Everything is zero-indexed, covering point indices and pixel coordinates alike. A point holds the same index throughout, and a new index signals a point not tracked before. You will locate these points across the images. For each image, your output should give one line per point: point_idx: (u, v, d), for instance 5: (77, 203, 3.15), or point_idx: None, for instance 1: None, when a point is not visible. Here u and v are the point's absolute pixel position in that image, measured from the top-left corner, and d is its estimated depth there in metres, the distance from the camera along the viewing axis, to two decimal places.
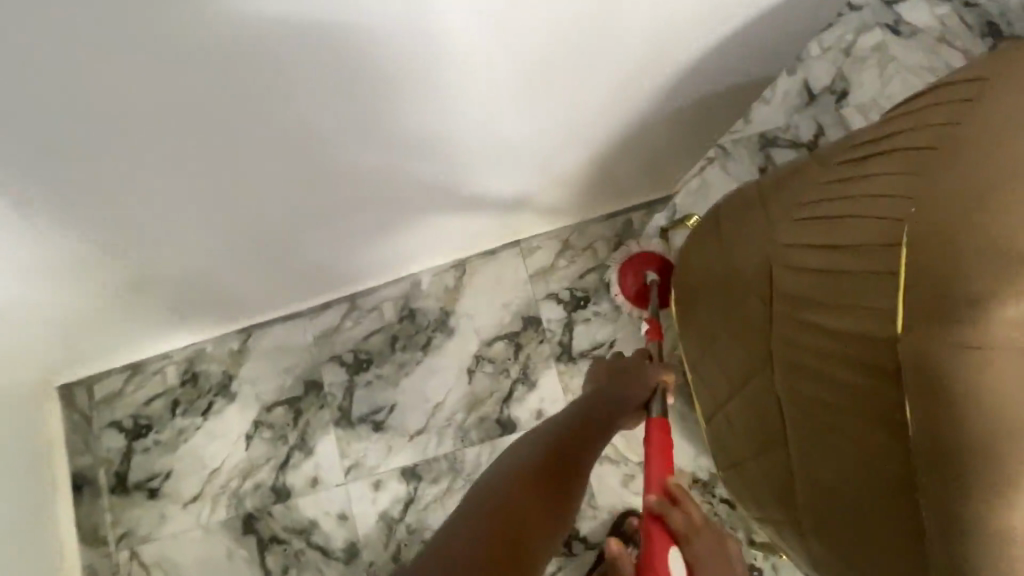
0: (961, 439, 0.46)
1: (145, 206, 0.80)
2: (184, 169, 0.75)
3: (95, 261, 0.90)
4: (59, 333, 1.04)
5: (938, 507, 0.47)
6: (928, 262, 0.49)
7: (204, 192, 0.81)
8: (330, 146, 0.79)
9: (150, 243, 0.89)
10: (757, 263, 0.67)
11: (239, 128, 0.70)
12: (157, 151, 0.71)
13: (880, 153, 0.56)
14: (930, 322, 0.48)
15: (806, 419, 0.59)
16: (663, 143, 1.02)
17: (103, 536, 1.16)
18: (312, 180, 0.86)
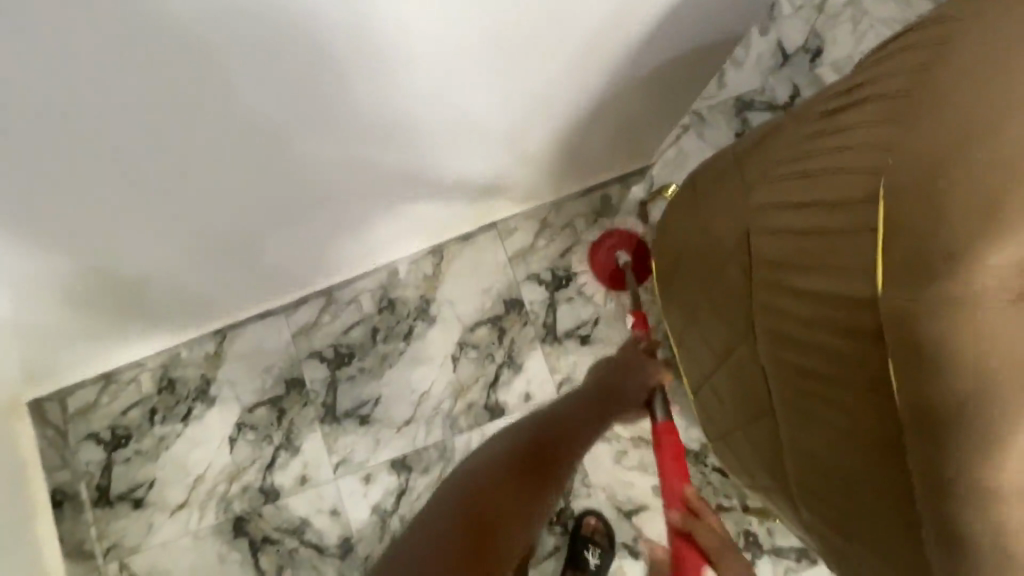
0: (950, 400, 0.43)
1: (100, 211, 0.76)
2: (131, 171, 0.71)
3: (48, 272, 0.85)
4: (23, 348, 1.00)
5: (929, 472, 0.44)
6: (911, 213, 0.45)
7: (161, 195, 0.77)
8: (290, 141, 0.75)
9: (105, 249, 0.85)
10: (737, 230, 0.66)
11: (190, 129, 0.66)
12: (105, 155, 0.67)
13: (856, 103, 0.54)
14: (912, 273, 0.44)
15: (792, 387, 0.57)
16: (636, 111, 0.99)
17: (90, 550, 1.13)
18: (274, 177, 0.82)
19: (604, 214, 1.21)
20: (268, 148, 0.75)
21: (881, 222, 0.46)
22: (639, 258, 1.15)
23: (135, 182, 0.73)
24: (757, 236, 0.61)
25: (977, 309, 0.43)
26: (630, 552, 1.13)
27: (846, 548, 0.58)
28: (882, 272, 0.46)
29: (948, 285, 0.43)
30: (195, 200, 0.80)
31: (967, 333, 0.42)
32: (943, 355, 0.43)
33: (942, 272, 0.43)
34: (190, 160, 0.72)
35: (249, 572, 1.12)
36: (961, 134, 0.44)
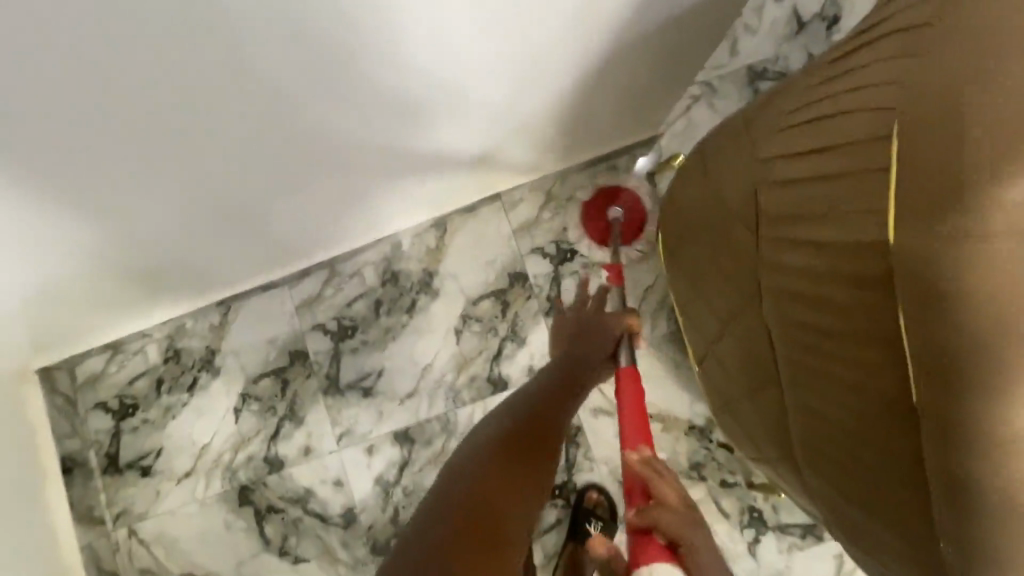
0: (961, 354, 0.38)
1: (106, 181, 0.76)
2: (136, 139, 0.70)
3: (56, 242, 0.85)
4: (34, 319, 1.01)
5: (938, 433, 0.40)
6: (926, 149, 0.39)
7: (160, 165, 0.76)
8: (291, 108, 0.74)
9: (111, 219, 0.84)
10: (745, 188, 0.63)
11: (196, 99, 0.66)
12: (111, 124, 0.66)
13: (868, 43, 0.50)
14: (921, 211, 0.39)
15: (801, 346, 0.55)
16: (645, 78, 0.96)
17: (99, 516, 1.15)
18: (277, 145, 0.80)
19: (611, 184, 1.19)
20: (270, 117, 0.74)
21: (895, 163, 0.41)
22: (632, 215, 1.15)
23: (139, 150, 0.72)
24: (764, 191, 0.58)
25: (1008, 246, 0.37)
26: None
27: (851, 512, 0.56)
28: (895, 216, 0.41)
29: (969, 223, 0.37)
30: (196, 170, 0.80)
31: (998, 278, 0.37)
32: (959, 306, 0.38)
33: (964, 209, 0.37)
34: (192, 130, 0.71)
35: (254, 539, 1.14)
36: (994, 52, 0.38)
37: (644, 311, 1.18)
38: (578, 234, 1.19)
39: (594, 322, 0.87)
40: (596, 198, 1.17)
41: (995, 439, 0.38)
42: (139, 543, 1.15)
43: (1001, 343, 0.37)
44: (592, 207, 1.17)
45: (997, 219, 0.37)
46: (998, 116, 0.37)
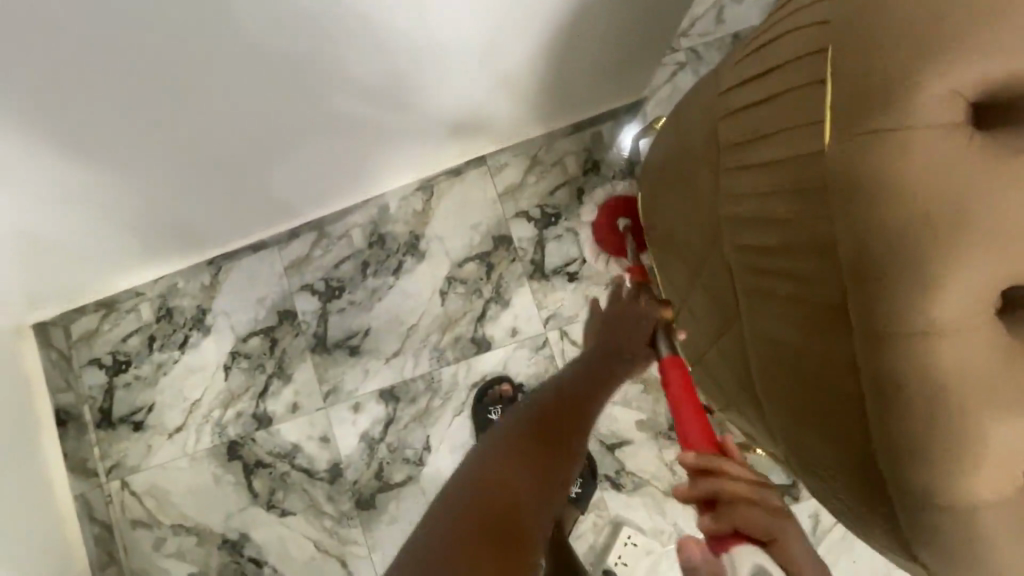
0: (887, 251, 0.39)
1: (99, 136, 0.78)
2: (131, 95, 0.72)
3: (51, 195, 0.88)
4: (33, 274, 1.03)
5: (867, 331, 0.41)
6: (852, 51, 0.40)
7: (148, 124, 0.78)
8: (280, 68, 0.76)
9: (102, 175, 0.86)
10: (708, 127, 0.64)
11: (187, 61, 0.69)
12: (103, 79, 0.68)
13: None
14: (852, 115, 0.40)
15: (754, 272, 0.55)
16: (629, 41, 0.98)
17: (92, 468, 1.18)
18: (264, 104, 0.82)
19: (595, 151, 1.21)
20: (260, 81, 0.77)
21: (826, 72, 0.42)
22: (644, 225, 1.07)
23: (130, 105, 0.74)
24: (723, 123, 0.58)
25: (925, 137, 0.38)
26: (611, 484, 1.15)
27: (801, 437, 0.56)
28: (828, 119, 0.41)
29: (895, 117, 0.38)
30: (185, 131, 0.82)
31: (917, 172, 0.38)
32: (885, 203, 0.39)
33: (888, 103, 0.39)
34: (183, 92, 0.74)
35: (242, 492, 1.17)
36: None
37: None
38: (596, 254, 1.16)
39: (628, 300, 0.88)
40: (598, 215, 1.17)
41: (921, 325, 0.39)
42: (131, 494, 1.18)
43: (922, 231, 0.38)
44: (599, 221, 1.16)
45: (917, 111, 0.38)
46: (915, 19, 0.39)
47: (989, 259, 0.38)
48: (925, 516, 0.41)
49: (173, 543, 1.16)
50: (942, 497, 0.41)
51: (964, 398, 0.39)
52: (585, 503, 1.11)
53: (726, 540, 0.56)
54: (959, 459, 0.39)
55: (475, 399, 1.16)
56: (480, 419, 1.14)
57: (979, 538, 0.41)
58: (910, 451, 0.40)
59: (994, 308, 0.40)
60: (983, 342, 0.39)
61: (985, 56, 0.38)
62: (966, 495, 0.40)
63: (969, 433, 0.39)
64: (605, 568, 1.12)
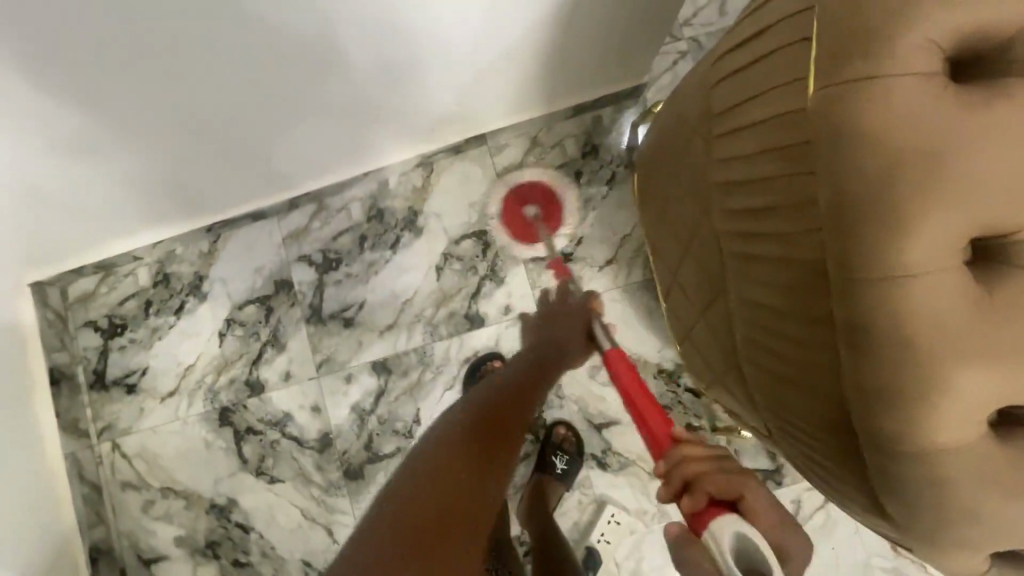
0: (865, 199, 0.41)
1: (112, 99, 0.79)
2: (144, 59, 0.73)
3: (61, 156, 0.89)
4: (35, 232, 1.04)
5: (844, 278, 0.43)
6: (839, 7, 0.43)
7: (147, 84, 0.78)
8: (291, 36, 0.77)
9: (111, 137, 0.87)
10: (702, 98, 0.66)
11: (188, 25, 0.70)
12: (119, 41, 0.69)
13: None
14: (835, 67, 0.42)
15: (734, 235, 0.57)
16: (631, 26, 1.00)
17: (84, 429, 1.19)
18: (273, 72, 0.83)
19: (596, 135, 1.23)
20: (266, 51, 0.78)
21: (813, 28, 0.44)
22: (549, 211, 1.23)
23: (144, 70, 0.75)
24: (715, 90, 0.60)
25: (905, 86, 0.40)
26: (597, 463, 1.16)
27: (776, 398, 0.57)
28: (813, 72, 0.43)
29: (876, 70, 0.40)
30: (195, 97, 0.83)
31: (896, 121, 0.40)
32: (863, 152, 0.41)
33: (869, 55, 0.41)
34: (184, 55, 0.75)
35: (232, 458, 1.18)
36: None
37: (621, 258, 1.22)
38: (506, 237, 1.23)
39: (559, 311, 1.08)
40: (505, 204, 1.23)
41: (893, 270, 0.41)
42: (122, 456, 1.19)
43: (899, 178, 0.40)
44: (505, 206, 1.23)
45: (899, 62, 0.40)
46: None
47: (962, 207, 0.40)
48: (893, 455, 0.44)
49: (162, 506, 1.17)
50: (908, 434, 0.43)
51: (932, 342, 0.41)
52: (570, 480, 1.13)
53: (704, 516, 0.65)
54: (926, 398, 0.42)
55: (467, 374, 1.18)
56: (471, 394, 1.15)
57: (939, 479, 0.43)
58: (879, 393, 0.43)
59: (964, 259, 0.42)
60: (958, 290, 0.41)
61: (962, 14, 0.40)
62: (932, 437, 0.43)
63: (937, 374, 0.41)
64: (589, 545, 1.13)
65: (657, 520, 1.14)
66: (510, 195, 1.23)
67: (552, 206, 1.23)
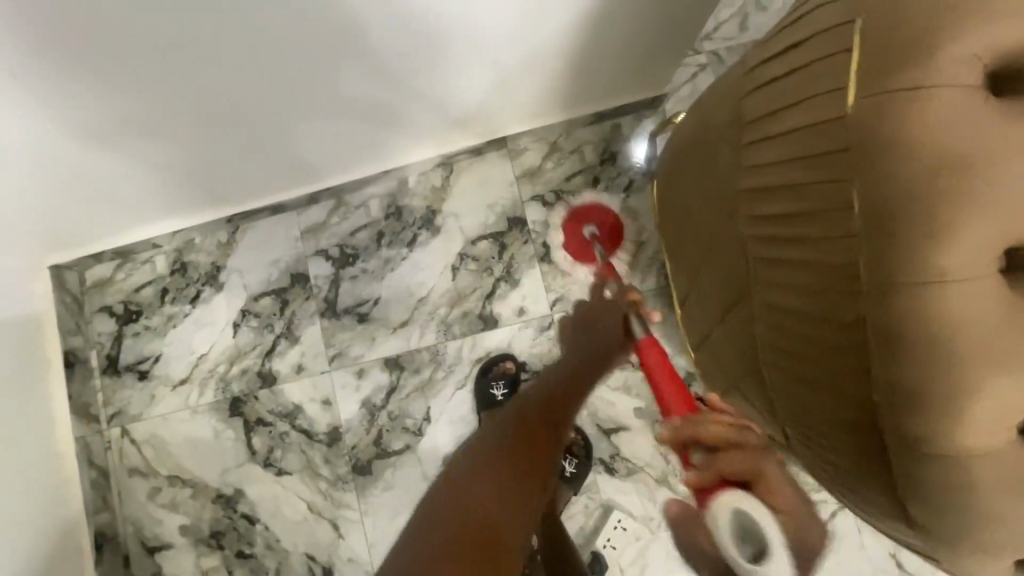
0: (902, 205, 0.42)
1: (148, 88, 0.81)
2: (184, 50, 0.75)
3: (93, 143, 0.91)
4: (59, 216, 1.05)
5: (877, 282, 0.44)
6: (880, 20, 0.45)
7: (184, 75, 0.80)
8: (329, 33, 0.79)
9: (143, 126, 0.89)
10: (731, 106, 0.67)
11: (206, 17, 0.70)
12: (162, 31, 0.71)
13: None
14: (875, 78, 0.44)
15: (760, 240, 0.58)
16: (656, 37, 1.02)
17: (94, 413, 1.19)
18: (307, 67, 0.85)
19: (612, 142, 1.25)
20: (303, 45, 0.80)
21: (854, 38, 0.46)
22: (610, 233, 1.23)
23: (182, 60, 0.77)
24: (746, 99, 0.62)
25: (943, 97, 0.42)
26: (605, 468, 1.16)
27: (797, 403, 0.58)
28: (852, 81, 0.45)
29: (915, 81, 0.42)
30: (229, 89, 0.85)
31: (933, 129, 0.42)
32: (901, 160, 0.42)
33: (910, 66, 0.42)
34: (200, 47, 0.75)
35: (241, 448, 1.18)
36: None
37: (635, 265, 1.23)
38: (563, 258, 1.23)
39: (599, 309, 1.04)
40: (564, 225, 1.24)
41: (926, 273, 0.43)
42: (130, 443, 1.19)
43: (935, 185, 0.42)
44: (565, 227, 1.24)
45: (936, 73, 0.42)
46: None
47: (995, 215, 0.41)
48: (919, 458, 0.45)
49: (168, 494, 1.17)
50: (935, 437, 0.44)
51: (961, 346, 0.42)
52: (578, 484, 1.14)
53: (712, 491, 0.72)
54: (956, 399, 0.43)
55: (479, 373, 1.18)
56: (482, 392, 1.16)
57: (963, 483, 0.44)
58: (909, 397, 0.44)
59: (996, 266, 0.43)
60: (990, 295, 0.42)
61: (998, 32, 0.42)
62: (959, 440, 0.44)
63: (966, 377, 0.43)
64: (594, 550, 1.13)
65: (663, 527, 1.14)
66: (567, 216, 1.24)
67: (611, 231, 1.24)
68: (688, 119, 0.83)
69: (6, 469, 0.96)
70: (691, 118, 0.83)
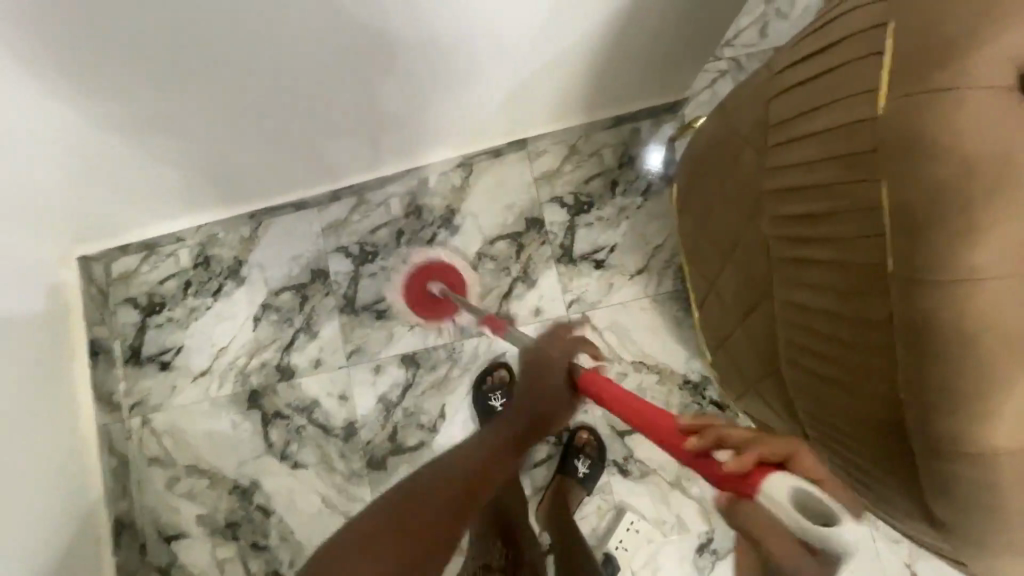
0: (939, 206, 0.43)
1: (180, 91, 0.83)
2: (215, 54, 0.76)
3: (125, 144, 0.93)
4: (87, 210, 1.07)
5: (907, 281, 0.45)
6: (915, 28, 0.46)
7: (213, 77, 0.81)
8: (355, 37, 0.81)
9: (174, 128, 0.91)
10: (757, 108, 0.68)
11: (217, 21, 0.71)
12: (196, 37, 0.73)
13: None
14: (909, 84, 0.45)
15: (785, 240, 0.59)
16: (679, 44, 1.03)
17: (116, 402, 1.21)
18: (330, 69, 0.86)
19: (631, 146, 1.26)
20: (329, 48, 0.81)
21: (888, 44, 0.47)
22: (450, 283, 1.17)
23: (212, 65, 0.79)
24: (773, 102, 0.63)
25: (976, 103, 0.43)
26: (618, 470, 1.17)
27: (819, 403, 0.59)
28: (886, 86, 0.47)
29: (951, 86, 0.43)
30: (257, 90, 0.87)
31: (966, 133, 0.43)
32: (936, 163, 0.43)
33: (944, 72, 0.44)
34: (199, 48, 0.74)
35: (258, 441, 1.20)
36: None
37: (652, 268, 1.23)
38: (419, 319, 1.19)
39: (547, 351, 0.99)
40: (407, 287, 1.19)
41: (959, 272, 0.43)
42: (150, 432, 1.21)
43: (967, 186, 0.43)
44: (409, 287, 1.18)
45: (973, 78, 0.43)
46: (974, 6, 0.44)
47: None
48: (948, 458, 0.45)
49: (186, 484, 1.19)
50: (965, 436, 0.44)
51: (993, 346, 0.43)
52: (591, 484, 1.14)
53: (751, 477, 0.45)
54: (986, 397, 0.43)
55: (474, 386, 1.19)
56: (479, 405, 1.17)
57: (991, 486, 0.45)
58: (939, 395, 0.45)
59: None
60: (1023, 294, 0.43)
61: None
62: (990, 440, 0.44)
63: (997, 375, 0.43)
64: (606, 551, 1.13)
65: (675, 531, 1.14)
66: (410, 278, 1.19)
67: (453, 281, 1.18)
68: (711, 123, 0.84)
69: (30, 458, 0.98)
70: (713, 122, 0.84)
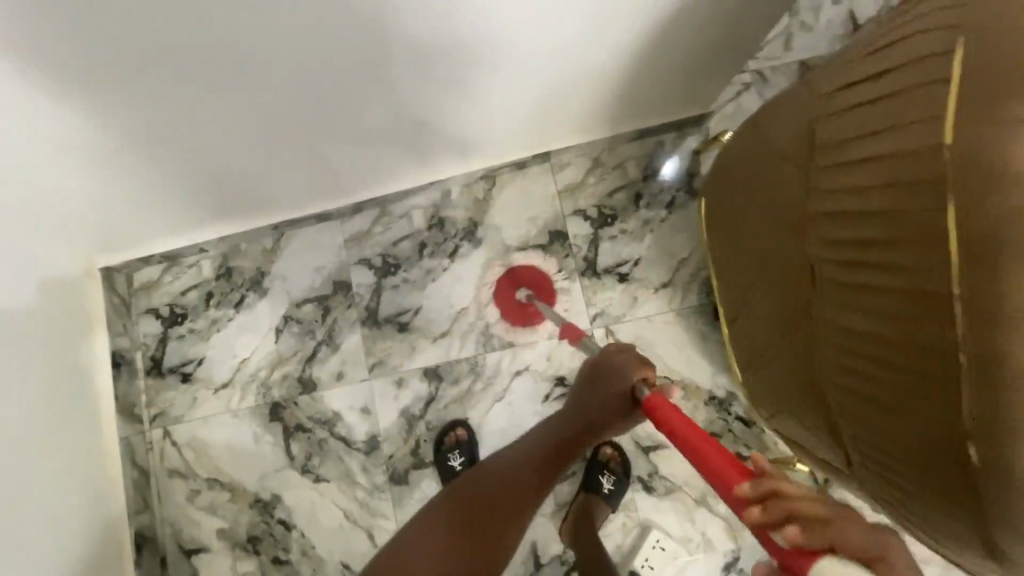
0: (1010, 232, 0.41)
1: (201, 92, 0.82)
2: (233, 51, 0.76)
3: (147, 148, 0.92)
4: (108, 216, 1.07)
5: (976, 311, 0.43)
6: (982, 51, 0.45)
7: (231, 77, 0.81)
8: (373, 39, 0.80)
9: (193, 131, 0.90)
10: (799, 128, 0.68)
11: (233, 17, 0.71)
12: (216, 35, 0.73)
13: None
14: (978, 109, 0.44)
15: (836, 263, 0.59)
16: (704, 57, 1.02)
17: (138, 413, 1.21)
18: (350, 73, 0.86)
19: (654, 160, 1.25)
20: (348, 51, 0.81)
21: (954, 69, 0.47)
22: (539, 289, 1.22)
23: (229, 64, 0.78)
24: (822, 124, 0.63)
25: None
26: (643, 486, 1.15)
27: (868, 428, 0.58)
28: (953, 112, 0.46)
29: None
30: (276, 93, 0.86)
31: None
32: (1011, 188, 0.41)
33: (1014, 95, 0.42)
34: (230, 50, 0.76)
35: (279, 454, 1.19)
36: None
37: (676, 282, 1.22)
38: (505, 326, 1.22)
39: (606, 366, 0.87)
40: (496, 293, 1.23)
41: None
42: (172, 445, 1.20)
43: None
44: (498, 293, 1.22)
45: None
46: None
47: None
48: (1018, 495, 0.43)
49: (206, 497, 1.18)
50: None
51: None
52: (616, 501, 1.13)
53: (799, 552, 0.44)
54: None
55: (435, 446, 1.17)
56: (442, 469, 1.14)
57: None
58: (1010, 430, 0.42)
59: None
60: None
61: None
62: None
63: None
64: (632, 569, 1.12)
65: (701, 549, 1.13)
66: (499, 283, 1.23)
67: (541, 288, 1.22)
68: (743, 138, 0.84)
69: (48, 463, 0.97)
70: (744, 137, 0.83)
